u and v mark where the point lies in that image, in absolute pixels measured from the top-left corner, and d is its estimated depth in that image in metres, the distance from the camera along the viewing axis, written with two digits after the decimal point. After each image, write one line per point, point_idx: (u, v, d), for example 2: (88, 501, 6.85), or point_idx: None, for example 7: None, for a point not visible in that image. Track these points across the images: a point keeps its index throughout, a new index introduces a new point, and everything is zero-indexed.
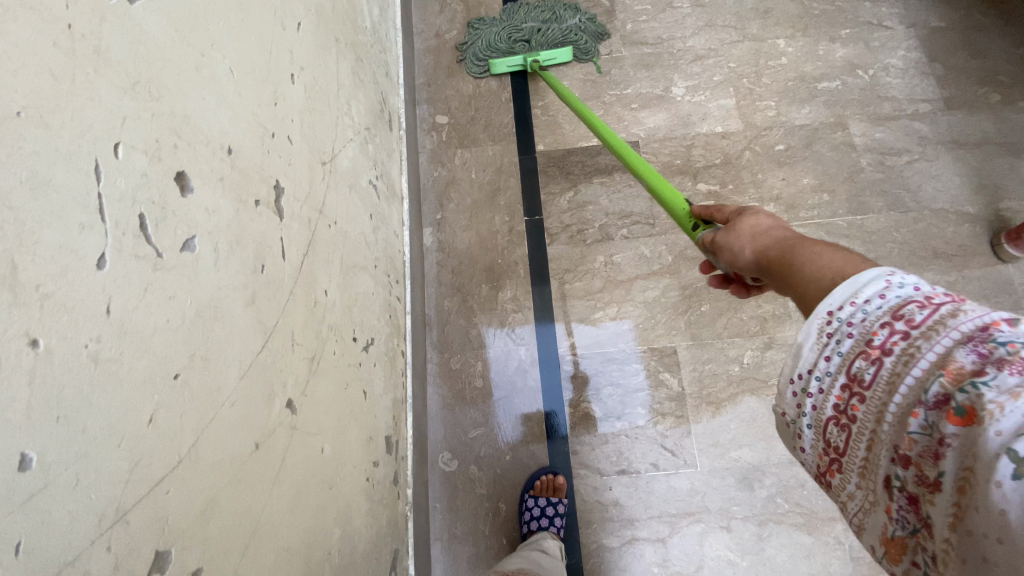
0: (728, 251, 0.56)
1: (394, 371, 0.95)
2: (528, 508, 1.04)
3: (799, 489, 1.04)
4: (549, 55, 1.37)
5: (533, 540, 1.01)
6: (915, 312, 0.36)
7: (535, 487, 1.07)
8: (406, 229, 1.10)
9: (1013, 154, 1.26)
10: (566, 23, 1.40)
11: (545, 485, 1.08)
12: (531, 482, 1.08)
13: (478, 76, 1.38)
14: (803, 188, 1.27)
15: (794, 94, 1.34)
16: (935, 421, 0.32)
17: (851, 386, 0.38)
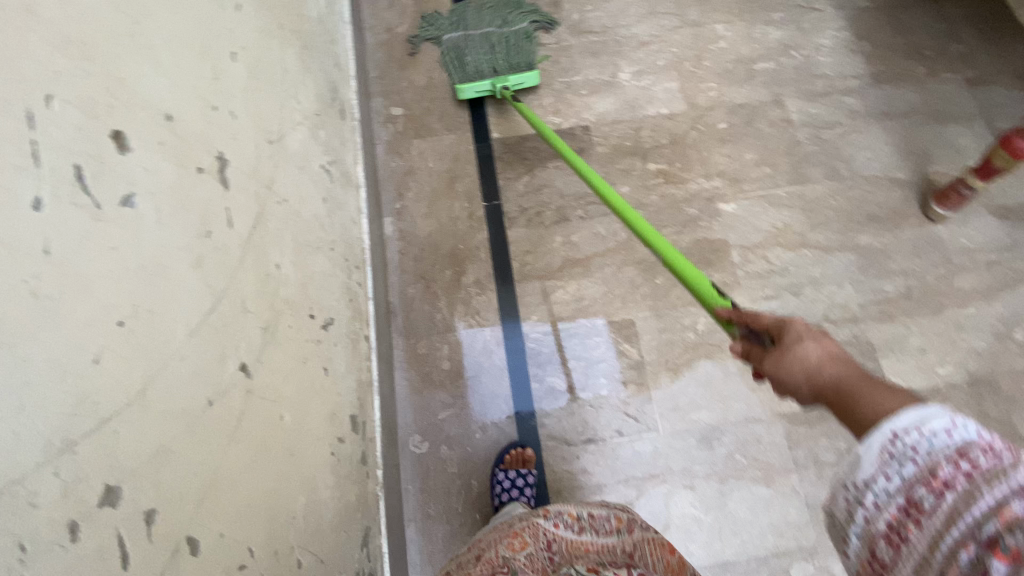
0: (780, 377, 0.53)
1: (357, 353, 0.96)
2: (498, 481, 1.07)
3: (756, 444, 1.10)
4: (517, 78, 1.36)
5: (503, 511, 1.02)
6: (980, 456, 0.36)
7: (505, 461, 1.10)
8: (364, 216, 1.12)
9: (936, 123, 1.35)
10: (527, 46, 1.40)
11: (515, 459, 1.10)
12: (501, 457, 1.11)
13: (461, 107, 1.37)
14: (746, 163, 1.33)
15: (734, 75, 1.41)
16: (985, 560, 0.33)
17: (908, 509, 0.38)
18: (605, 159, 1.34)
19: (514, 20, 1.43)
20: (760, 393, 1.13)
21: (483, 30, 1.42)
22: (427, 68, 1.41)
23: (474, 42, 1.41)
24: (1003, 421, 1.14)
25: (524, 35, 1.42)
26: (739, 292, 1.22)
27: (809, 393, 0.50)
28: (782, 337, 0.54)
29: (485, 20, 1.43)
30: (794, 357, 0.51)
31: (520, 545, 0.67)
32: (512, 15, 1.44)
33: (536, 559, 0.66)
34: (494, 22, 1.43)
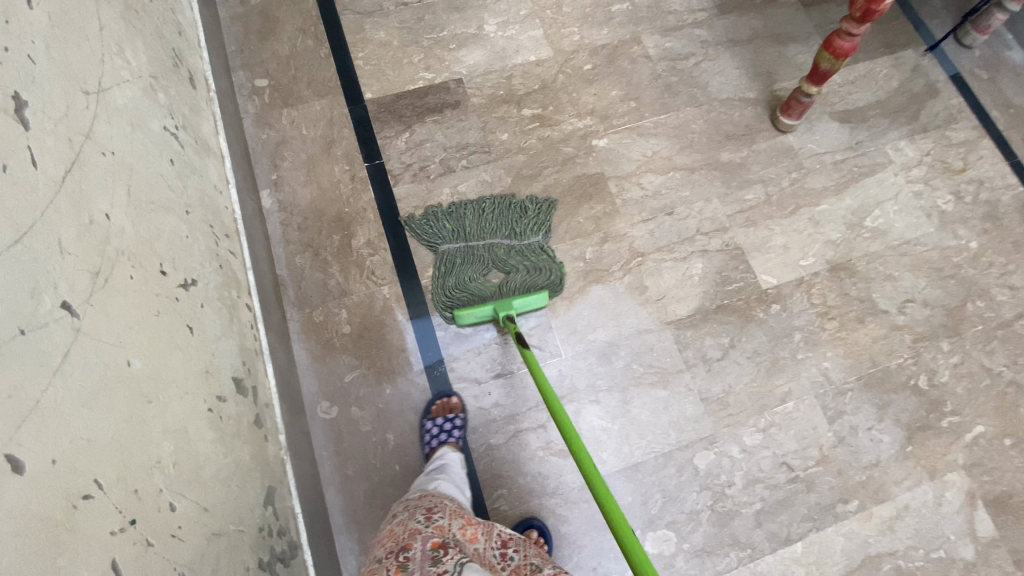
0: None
1: (237, 320, 0.93)
2: (428, 431, 1.08)
3: (651, 352, 1.18)
4: (523, 301, 1.15)
5: (437, 456, 1.05)
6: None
7: (433, 411, 1.12)
8: (232, 186, 1.09)
9: (777, 45, 1.48)
10: (545, 259, 1.21)
11: (441, 407, 1.12)
12: (428, 408, 1.12)
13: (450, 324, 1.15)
14: (613, 99, 1.40)
15: (593, 18, 1.47)
16: None
17: None
18: (481, 110, 1.36)
19: (528, 224, 1.24)
20: (649, 307, 1.22)
21: (489, 232, 1.23)
22: (288, 37, 1.37)
23: (477, 253, 1.21)
24: (861, 299, 1.27)
25: (541, 247, 1.23)
26: (621, 219, 1.29)
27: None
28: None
29: (491, 218, 1.24)
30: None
31: (472, 537, 0.83)
32: (528, 217, 1.25)
33: (482, 555, 0.81)
34: (502, 228, 1.23)
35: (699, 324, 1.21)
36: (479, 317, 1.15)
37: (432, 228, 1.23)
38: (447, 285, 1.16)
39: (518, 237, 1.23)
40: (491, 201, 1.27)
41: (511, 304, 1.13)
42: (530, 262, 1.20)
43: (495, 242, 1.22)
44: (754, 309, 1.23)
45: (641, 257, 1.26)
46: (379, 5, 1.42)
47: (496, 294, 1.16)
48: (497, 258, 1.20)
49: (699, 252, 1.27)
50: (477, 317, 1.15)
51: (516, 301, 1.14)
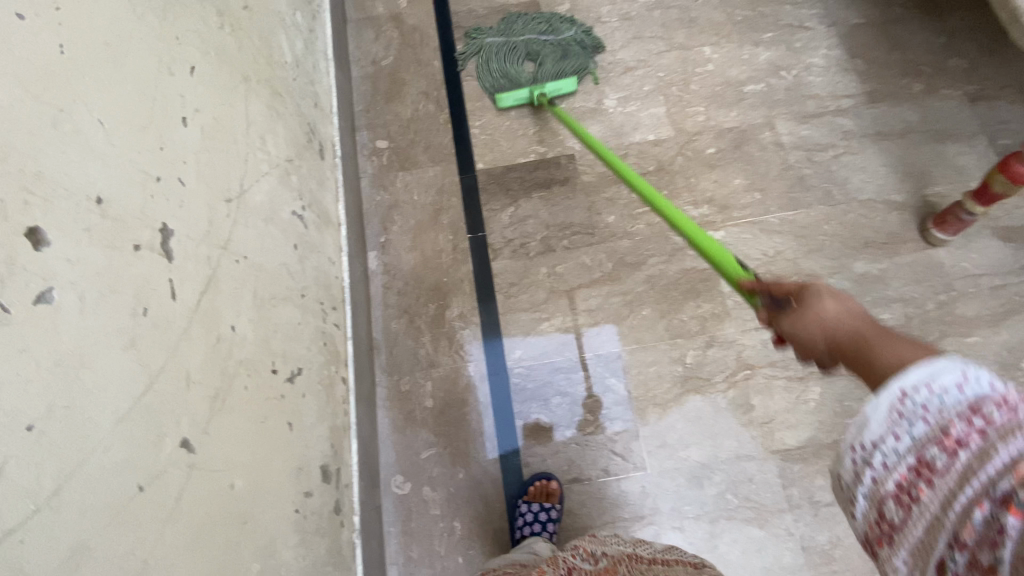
0: (800, 333, 0.53)
1: (332, 399, 0.95)
2: (521, 513, 1.04)
3: (748, 483, 1.07)
4: (556, 84, 1.36)
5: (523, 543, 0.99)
6: (999, 410, 0.35)
7: (530, 492, 1.07)
8: (344, 254, 1.12)
9: (935, 141, 1.31)
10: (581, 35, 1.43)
11: (539, 490, 1.07)
12: (524, 488, 1.09)
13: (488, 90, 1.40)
14: (735, 188, 1.30)
15: (721, 98, 1.38)
16: (999, 514, 0.31)
17: (918, 468, 0.37)
18: (591, 188, 1.32)
19: (563, 24, 1.44)
20: (753, 429, 1.10)
21: (529, 31, 1.44)
22: (412, 101, 1.42)
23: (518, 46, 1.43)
24: None
25: (571, 41, 1.43)
26: (731, 322, 1.18)
27: (829, 356, 0.50)
28: (803, 297, 0.54)
29: (534, 22, 1.45)
30: (813, 307, 0.52)
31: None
32: (563, 19, 1.45)
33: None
34: (540, 39, 1.44)
35: (808, 459, 1.08)
36: (518, 101, 1.38)
37: (481, 29, 1.45)
38: (490, 78, 1.40)
39: (554, 34, 1.43)
40: (534, 17, 1.46)
41: (545, 87, 1.35)
42: (560, 53, 1.42)
43: (534, 41, 1.43)
44: None
45: (750, 370, 1.14)
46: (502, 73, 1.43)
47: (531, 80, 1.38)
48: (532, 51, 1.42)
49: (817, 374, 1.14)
50: (516, 100, 1.37)
51: (549, 84, 1.36)
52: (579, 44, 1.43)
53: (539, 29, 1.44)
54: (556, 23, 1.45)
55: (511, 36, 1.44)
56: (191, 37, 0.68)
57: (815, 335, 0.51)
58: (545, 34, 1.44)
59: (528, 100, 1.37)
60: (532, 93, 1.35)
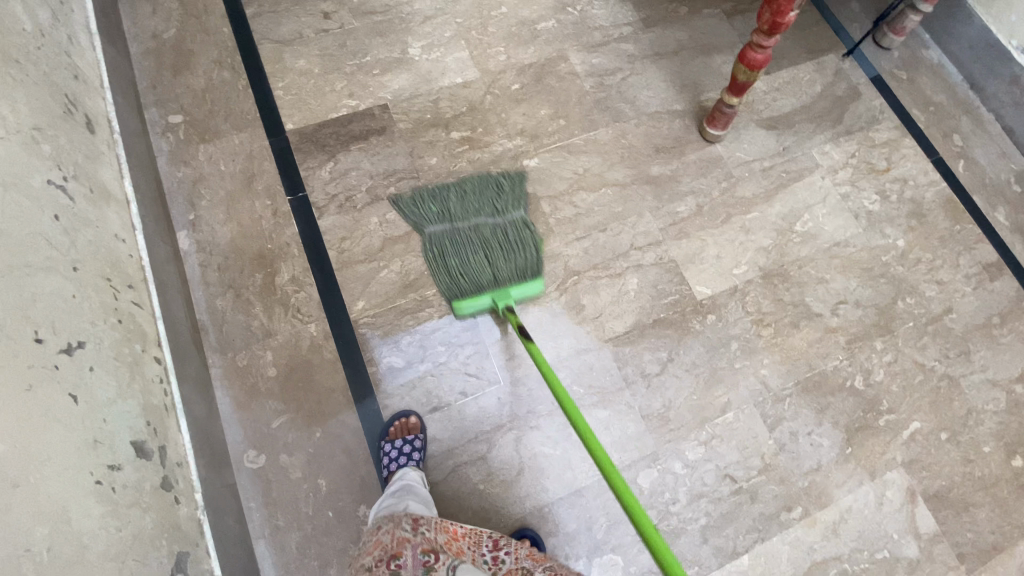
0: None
1: (141, 376, 0.88)
2: (386, 453, 1.06)
3: (590, 372, 1.17)
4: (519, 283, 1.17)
5: (396, 478, 1.02)
6: None
7: (392, 432, 1.09)
8: (139, 232, 1.04)
9: (702, 55, 1.50)
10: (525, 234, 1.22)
11: (400, 428, 1.09)
12: (386, 430, 1.09)
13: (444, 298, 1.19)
14: (542, 118, 1.39)
15: (518, 38, 1.47)
16: None
17: None
18: (408, 135, 1.33)
19: (507, 201, 1.25)
20: (587, 325, 1.20)
21: (473, 213, 1.22)
22: (203, 71, 1.33)
23: (462, 228, 1.21)
24: (796, 303, 1.28)
25: (522, 222, 1.24)
26: (554, 238, 1.28)
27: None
28: None
29: (474, 199, 1.24)
30: None
31: (459, 549, 0.86)
32: (505, 193, 1.27)
33: (468, 567, 0.84)
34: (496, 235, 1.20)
35: (636, 339, 1.20)
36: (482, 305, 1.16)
37: (414, 203, 1.24)
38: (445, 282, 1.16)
39: (500, 214, 1.23)
40: (475, 210, 1.22)
41: (510, 294, 1.15)
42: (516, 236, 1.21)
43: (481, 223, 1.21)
44: (690, 321, 1.23)
45: (576, 276, 1.25)
46: (298, 33, 1.39)
47: (491, 282, 1.16)
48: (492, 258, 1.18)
49: (634, 268, 1.27)
50: (477, 309, 1.16)
51: (513, 290, 1.15)
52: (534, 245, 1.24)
53: (479, 207, 1.23)
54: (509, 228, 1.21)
55: (454, 224, 1.21)
56: None
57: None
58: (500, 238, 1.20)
59: (490, 305, 1.16)
60: (495, 300, 1.14)
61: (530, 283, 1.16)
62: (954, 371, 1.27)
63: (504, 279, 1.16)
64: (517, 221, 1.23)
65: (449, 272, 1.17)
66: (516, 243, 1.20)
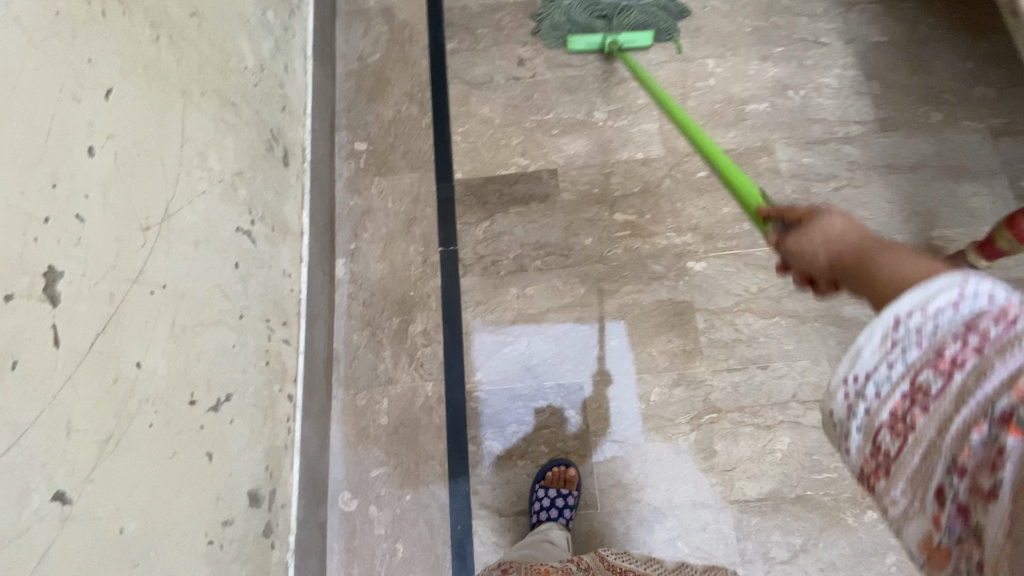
0: (800, 247, 0.72)
1: (272, 418, 0.94)
2: (537, 498, 1.04)
3: (700, 532, 1.03)
4: (629, 37, 1.34)
5: (540, 529, 1.01)
6: (989, 323, 0.35)
7: (547, 477, 1.07)
8: (304, 264, 1.11)
9: (950, 177, 1.21)
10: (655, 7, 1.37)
11: (556, 476, 1.07)
12: (543, 472, 1.08)
13: (556, 54, 1.37)
14: (723, 217, 1.23)
15: (719, 117, 1.30)
16: (996, 435, 0.32)
17: (914, 393, 0.39)
18: (570, 208, 1.26)
19: None
20: (712, 477, 1.06)
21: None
22: (395, 102, 1.37)
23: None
24: None
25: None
26: (702, 360, 1.12)
27: (828, 267, 0.68)
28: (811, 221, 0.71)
29: None
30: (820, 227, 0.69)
31: None
32: None
33: None
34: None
35: (767, 512, 1.03)
36: (586, 46, 1.36)
37: None
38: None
39: None
40: None
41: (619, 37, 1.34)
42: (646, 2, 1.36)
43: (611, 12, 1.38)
44: (842, 510, 1.02)
45: (716, 413, 1.09)
46: (490, 77, 1.37)
47: (605, 28, 1.36)
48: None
49: (788, 424, 1.07)
50: (586, 44, 1.36)
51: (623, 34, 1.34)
52: (662, 12, 1.37)
53: None
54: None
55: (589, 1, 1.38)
56: (107, 58, 0.66)
57: (810, 249, 0.66)
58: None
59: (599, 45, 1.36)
60: (605, 39, 1.34)
61: (641, 34, 1.35)
62: None
63: (618, 27, 1.36)
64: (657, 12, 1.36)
65: (566, 32, 1.37)
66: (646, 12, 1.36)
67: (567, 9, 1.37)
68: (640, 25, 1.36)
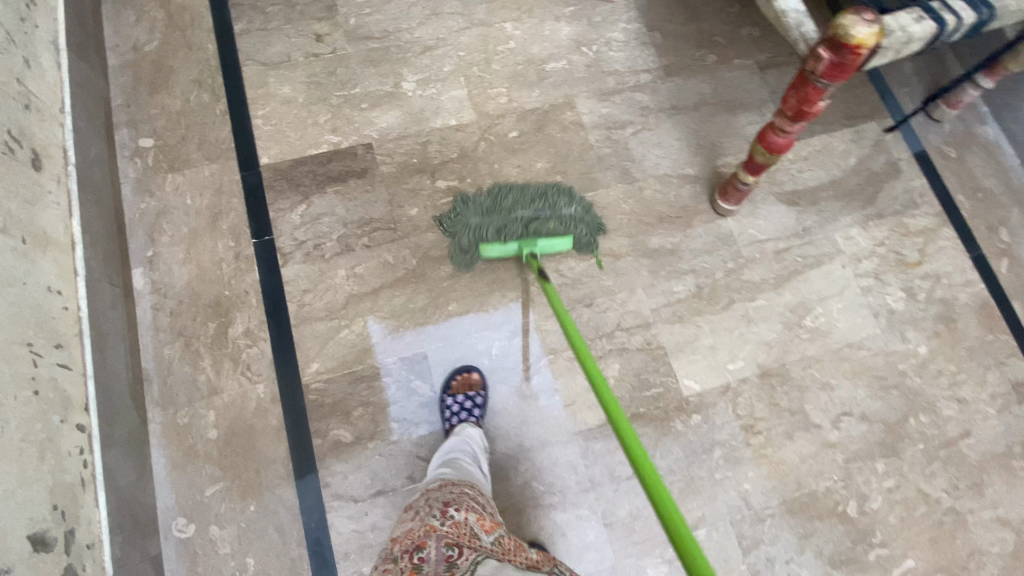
0: None
1: (57, 452, 0.83)
2: (448, 407, 1.07)
3: (553, 468, 1.08)
4: (548, 243, 1.12)
5: (455, 433, 1.04)
6: None
7: (453, 386, 1.10)
8: (82, 278, 0.98)
9: (727, 112, 1.36)
10: (575, 224, 1.15)
11: (462, 383, 1.11)
12: (447, 383, 1.11)
13: (465, 267, 1.16)
14: (537, 172, 1.28)
15: (523, 78, 1.34)
16: None
17: None
18: (390, 179, 1.23)
19: (568, 197, 1.17)
20: (558, 414, 1.11)
21: (525, 193, 1.16)
22: (182, 91, 1.25)
23: (506, 200, 1.14)
24: (792, 410, 1.16)
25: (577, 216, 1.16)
26: (534, 309, 1.17)
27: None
28: None
29: (534, 188, 1.17)
30: None
31: (488, 527, 0.83)
32: (568, 196, 1.18)
33: (500, 544, 0.82)
34: (539, 199, 1.16)
35: (609, 436, 1.10)
36: (501, 254, 1.12)
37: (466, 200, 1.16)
38: (469, 229, 1.14)
39: (556, 207, 1.16)
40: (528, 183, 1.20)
41: (536, 245, 1.11)
42: (568, 228, 1.15)
43: (530, 202, 1.15)
44: (671, 419, 1.12)
45: (554, 355, 1.14)
46: (286, 55, 1.29)
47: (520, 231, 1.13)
48: (531, 212, 1.14)
49: (617, 352, 1.15)
50: (501, 253, 1.12)
51: (541, 241, 1.11)
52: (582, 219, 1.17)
53: (531, 194, 1.16)
54: (555, 195, 1.17)
55: (499, 210, 1.14)
56: None
57: None
58: (542, 203, 1.16)
59: (514, 252, 1.12)
60: (521, 248, 1.11)
61: (561, 239, 1.13)
62: (962, 506, 1.14)
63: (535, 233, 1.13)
64: (577, 222, 1.16)
65: (476, 242, 1.14)
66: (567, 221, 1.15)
67: (478, 224, 1.14)
68: (558, 230, 1.14)
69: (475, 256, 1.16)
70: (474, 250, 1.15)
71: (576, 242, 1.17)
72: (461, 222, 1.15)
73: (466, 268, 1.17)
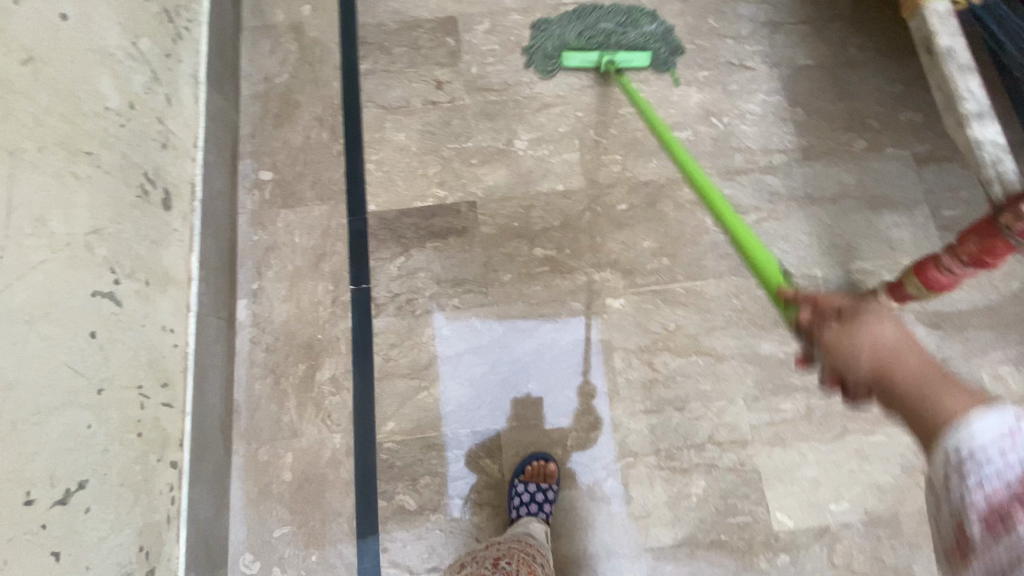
0: (840, 350, 0.59)
1: (150, 492, 0.88)
2: (516, 494, 1.03)
3: None
4: (626, 56, 1.26)
5: (519, 525, 1.00)
6: None
7: (526, 472, 1.06)
8: (193, 313, 1.03)
9: (870, 208, 1.20)
10: (649, 38, 1.29)
11: (535, 470, 1.06)
12: (521, 467, 1.07)
13: (546, 76, 1.29)
14: (642, 252, 1.19)
15: (642, 146, 1.25)
16: None
17: None
18: (489, 242, 1.20)
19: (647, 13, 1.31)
20: (629, 523, 1.05)
21: (608, 10, 1.30)
22: (304, 127, 1.28)
23: (590, 18, 1.29)
24: (897, 570, 1.02)
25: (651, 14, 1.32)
26: (619, 403, 1.10)
27: (870, 374, 0.57)
28: (853, 317, 0.60)
29: (618, 10, 1.31)
30: (875, 332, 0.57)
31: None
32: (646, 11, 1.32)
33: None
34: (619, 17, 1.30)
35: (682, 559, 1.03)
36: (582, 63, 1.27)
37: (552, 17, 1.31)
38: (554, 37, 1.29)
39: (635, 25, 1.30)
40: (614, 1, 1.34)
41: (615, 57, 1.26)
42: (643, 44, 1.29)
43: (610, 20, 1.29)
44: (755, 554, 1.03)
45: (633, 458, 1.07)
46: (406, 101, 1.29)
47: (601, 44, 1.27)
48: (611, 28, 1.29)
49: (704, 467, 1.06)
50: (581, 62, 1.27)
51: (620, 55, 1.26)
52: (661, 38, 1.30)
53: (612, 10, 1.30)
54: (638, 14, 1.31)
55: (582, 21, 1.30)
56: None
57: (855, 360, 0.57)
58: (624, 20, 1.30)
59: (593, 63, 1.27)
60: (601, 58, 1.26)
61: (638, 54, 1.27)
62: None
63: (614, 47, 1.27)
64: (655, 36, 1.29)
65: (558, 53, 1.28)
66: (643, 35, 1.29)
67: (562, 32, 1.29)
68: (638, 45, 1.29)
69: (557, 64, 1.29)
70: (558, 59, 1.28)
71: (653, 60, 1.29)
72: (547, 34, 1.30)
73: (545, 78, 1.30)
